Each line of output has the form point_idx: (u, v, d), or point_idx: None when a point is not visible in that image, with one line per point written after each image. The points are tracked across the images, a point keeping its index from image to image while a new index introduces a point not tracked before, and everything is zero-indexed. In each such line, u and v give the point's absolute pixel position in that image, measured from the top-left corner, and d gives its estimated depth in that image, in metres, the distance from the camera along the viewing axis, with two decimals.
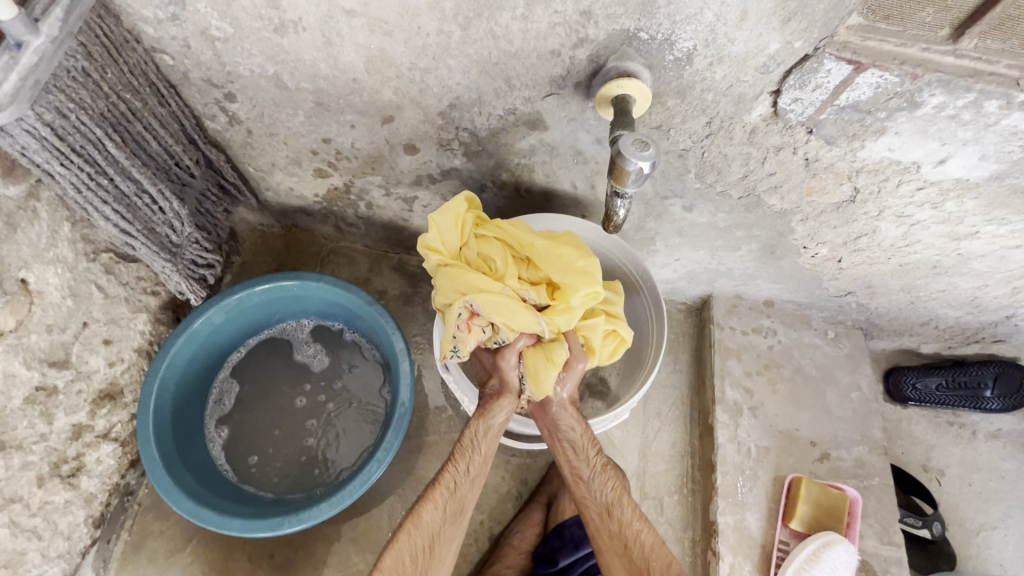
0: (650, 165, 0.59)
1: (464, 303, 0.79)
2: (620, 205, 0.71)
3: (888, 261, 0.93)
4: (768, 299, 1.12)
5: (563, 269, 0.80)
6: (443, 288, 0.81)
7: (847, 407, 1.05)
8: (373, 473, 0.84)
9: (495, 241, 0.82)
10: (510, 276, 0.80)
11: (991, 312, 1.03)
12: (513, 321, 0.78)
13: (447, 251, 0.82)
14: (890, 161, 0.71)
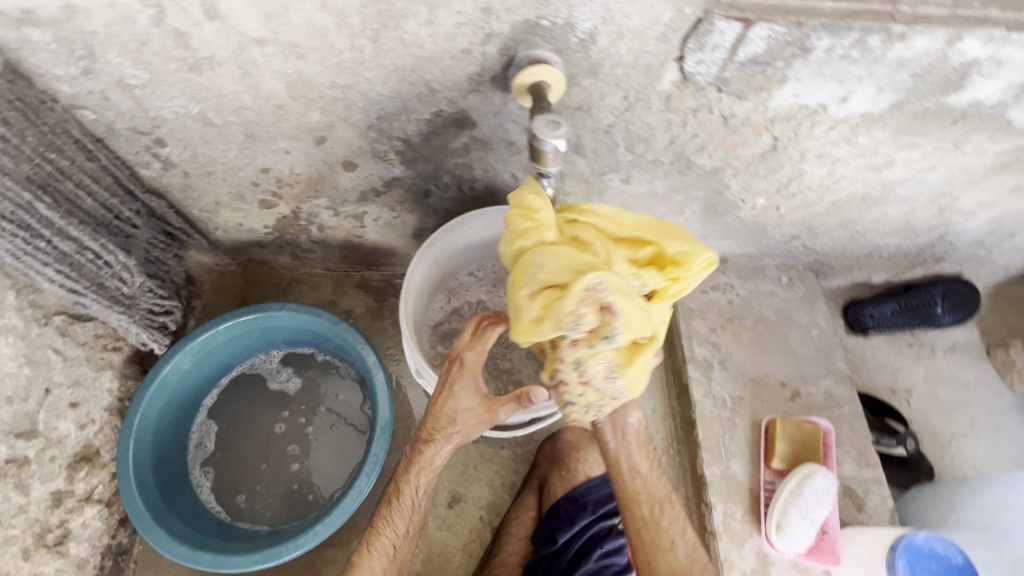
0: (563, 143, 0.61)
1: (586, 284, 0.62)
2: (546, 185, 0.73)
3: (821, 201, 0.98)
4: (721, 256, 1.16)
5: (673, 243, 0.68)
6: (543, 276, 0.65)
7: (810, 345, 1.10)
8: (363, 488, 0.85)
9: (582, 223, 0.69)
10: (620, 258, 0.66)
11: (926, 233, 1.10)
12: (637, 308, 0.64)
13: (543, 233, 0.68)
14: (798, 106, 0.76)
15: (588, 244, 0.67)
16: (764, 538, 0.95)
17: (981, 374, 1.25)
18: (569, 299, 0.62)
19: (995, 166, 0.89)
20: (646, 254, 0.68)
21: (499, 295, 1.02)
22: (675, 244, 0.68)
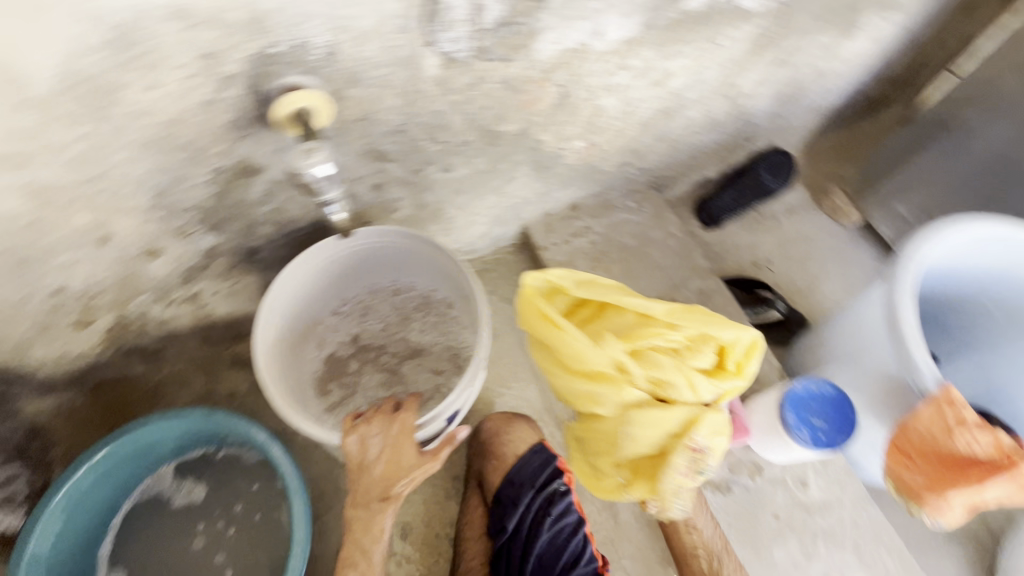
0: (327, 168, 0.69)
1: (688, 446, 0.79)
2: (333, 213, 0.83)
3: (630, 126, 1.05)
4: (570, 204, 1.21)
5: (723, 329, 0.81)
6: (640, 447, 0.81)
7: (672, 254, 1.19)
8: (297, 568, 0.81)
9: (626, 303, 0.84)
10: (688, 368, 0.80)
11: (728, 122, 1.21)
12: (715, 425, 0.80)
13: (639, 430, 0.80)
14: (564, 51, 0.79)
15: (658, 387, 0.80)
16: None
17: (816, 223, 1.42)
18: (677, 462, 0.79)
19: (752, 49, 1.00)
20: (713, 354, 0.83)
21: (370, 323, 1.01)
22: (736, 343, 0.82)
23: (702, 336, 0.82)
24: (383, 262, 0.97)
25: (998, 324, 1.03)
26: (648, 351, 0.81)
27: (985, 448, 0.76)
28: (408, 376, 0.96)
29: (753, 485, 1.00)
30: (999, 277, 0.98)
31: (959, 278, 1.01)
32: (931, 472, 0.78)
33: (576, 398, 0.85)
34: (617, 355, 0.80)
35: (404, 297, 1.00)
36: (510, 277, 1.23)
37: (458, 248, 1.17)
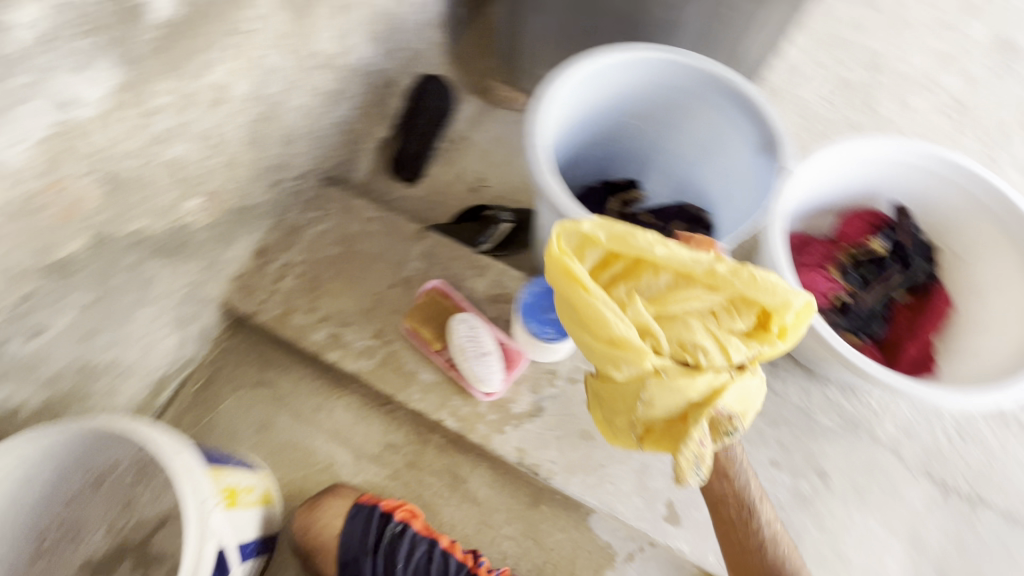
0: None
1: (657, 370, 0.68)
2: None
3: (233, 154, 0.93)
4: (253, 252, 1.09)
5: (772, 294, 0.69)
6: (659, 414, 0.70)
7: (380, 236, 1.13)
8: None
9: (671, 304, 0.72)
10: (721, 353, 0.70)
11: (346, 87, 1.15)
12: (677, 334, 0.71)
13: (598, 336, 0.70)
14: (44, 143, 0.65)
15: (677, 344, 0.71)
16: (483, 398, 0.98)
17: (499, 123, 1.46)
18: (694, 431, 0.68)
19: (293, 13, 0.91)
20: (753, 314, 0.72)
21: (94, 530, 0.84)
22: (786, 308, 0.70)
23: (745, 298, 0.72)
24: (47, 473, 0.76)
25: (653, 133, 1.14)
26: (679, 316, 0.73)
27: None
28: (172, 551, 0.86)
29: (558, 391, 0.99)
30: (622, 96, 1.05)
31: (598, 113, 1.08)
32: None
33: (565, 323, 0.75)
34: (642, 319, 0.71)
35: (110, 481, 0.82)
36: (247, 356, 1.10)
37: (163, 370, 1.01)
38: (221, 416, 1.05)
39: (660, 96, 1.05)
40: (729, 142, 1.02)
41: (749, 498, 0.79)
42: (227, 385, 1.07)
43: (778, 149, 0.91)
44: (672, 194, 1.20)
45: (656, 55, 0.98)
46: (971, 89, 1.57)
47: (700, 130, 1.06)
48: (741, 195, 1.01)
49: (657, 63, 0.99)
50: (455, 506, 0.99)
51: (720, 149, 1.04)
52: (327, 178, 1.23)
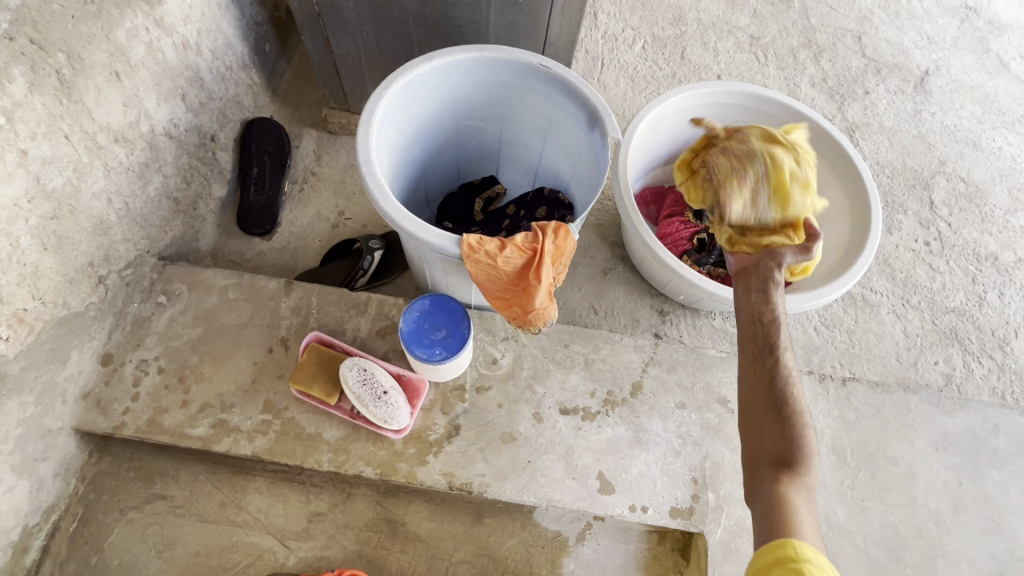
0: None
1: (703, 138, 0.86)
2: None
3: (29, 264, 0.82)
4: (97, 361, 0.97)
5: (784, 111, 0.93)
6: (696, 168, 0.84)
7: (242, 302, 1.05)
8: None
9: None
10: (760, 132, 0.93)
11: (156, 155, 1.05)
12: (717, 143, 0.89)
13: None
14: None
15: None
16: (395, 436, 0.94)
17: (345, 151, 1.41)
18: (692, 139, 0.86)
19: (54, 94, 0.80)
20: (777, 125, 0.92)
21: None
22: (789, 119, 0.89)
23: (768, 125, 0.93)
24: None
25: (491, 128, 1.15)
26: None
27: (529, 245, 0.85)
28: None
29: (469, 405, 0.98)
30: (449, 100, 1.05)
31: (432, 121, 1.08)
32: (519, 296, 0.86)
33: None
34: None
35: None
36: (126, 476, 0.97)
37: (22, 527, 0.87)
38: (111, 551, 0.92)
39: (485, 92, 1.06)
40: (562, 124, 1.05)
41: (776, 335, 0.69)
42: (110, 514, 0.95)
43: (602, 122, 0.94)
44: (528, 180, 1.23)
45: (468, 55, 0.98)
46: (760, 23, 1.76)
47: (533, 117, 1.09)
48: (585, 172, 1.04)
49: (471, 63, 1.00)
50: (400, 552, 0.95)
51: (555, 131, 1.08)
52: (167, 256, 1.11)
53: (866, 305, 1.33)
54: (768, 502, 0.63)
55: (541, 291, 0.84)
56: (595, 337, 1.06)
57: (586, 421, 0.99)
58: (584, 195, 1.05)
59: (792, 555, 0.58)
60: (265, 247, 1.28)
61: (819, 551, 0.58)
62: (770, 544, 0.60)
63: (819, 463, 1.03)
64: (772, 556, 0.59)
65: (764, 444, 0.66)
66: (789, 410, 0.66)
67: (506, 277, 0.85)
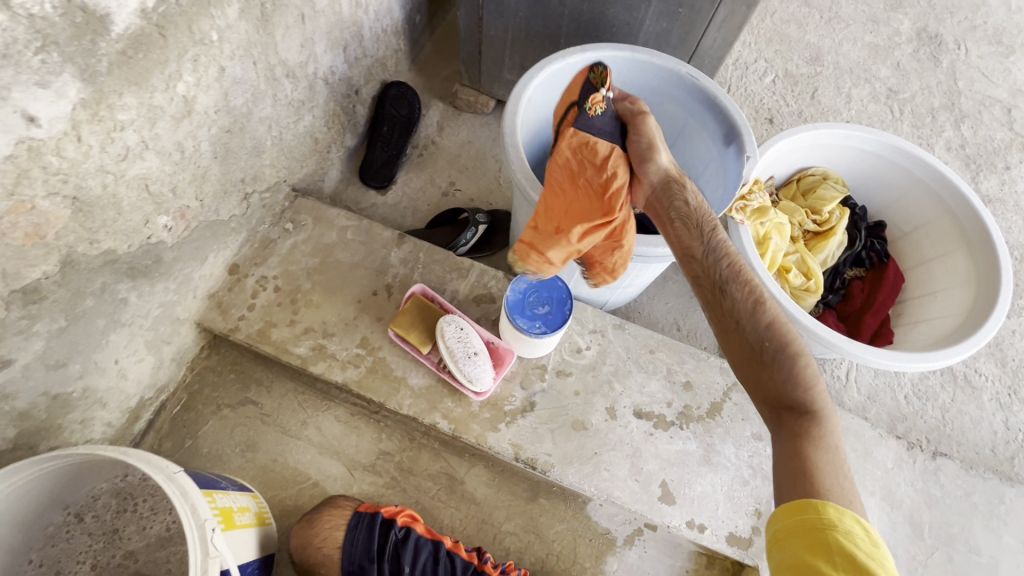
0: None
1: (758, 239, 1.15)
2: None
3: (201, 167, 0.90)
4: (226, 268, 1.06)
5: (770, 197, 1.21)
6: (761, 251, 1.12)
7: (357, 244, 1.12)
8: None
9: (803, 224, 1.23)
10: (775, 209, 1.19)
11: (313, 96, 1.14)
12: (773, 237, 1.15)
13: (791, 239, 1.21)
14: (7, 165, 0.61)
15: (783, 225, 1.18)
16: (474, 397, 0.98)
17: (465, 127, 1.47)
18: (761, 231, 1.15)
19: (256, 22, 0.89)
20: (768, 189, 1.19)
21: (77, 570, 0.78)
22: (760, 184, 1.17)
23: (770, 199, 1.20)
24: (25, 509, 0.73)
25: None
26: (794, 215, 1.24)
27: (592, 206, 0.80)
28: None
29: (547, 385, 1.01)
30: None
31: None
32: (545, 230, 0.80)
33: (798, 249, 1.19)
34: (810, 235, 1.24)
35: (93, 515, 0.79)
36: (227, 377, 1.06)
37: (139, 397, 0.96)
38: (203, 439, 1.01)
39: (624, 92, 1.09)
40: (694, 135, 1.06)
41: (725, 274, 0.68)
42: (208, 407, 1.04)
43: (742, 140, 0.94)
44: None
45: (620, 53, 1.01)
46: (902, 77, 1.70)
47: (665, 124, 1.10)
48: (708, 186, 1.04)
49: (620, 61, 1.03)
50: (454, 508, 0.99)
51: (684, 142, 1.09)
52: (298, 189, 1.21)
53: (968, 386, 1.25)
54: (788, 457, 0.62)
55: (560, 244, 0.78)
56: (681, 350, 1.07)
57: (659, 428, 0.99)
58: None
59: (817, 520, 0.57)
60: (379, 200, 1.36)
61: (845, 512, 0.57)
62: (792, 507, 0.60)
63: (892, 530, 0.98)
64: (797, 521, 0.58)
65: (762, 393, 0.66)
66: (775, 353, 0.64)
67: (562, 204, 0.80)
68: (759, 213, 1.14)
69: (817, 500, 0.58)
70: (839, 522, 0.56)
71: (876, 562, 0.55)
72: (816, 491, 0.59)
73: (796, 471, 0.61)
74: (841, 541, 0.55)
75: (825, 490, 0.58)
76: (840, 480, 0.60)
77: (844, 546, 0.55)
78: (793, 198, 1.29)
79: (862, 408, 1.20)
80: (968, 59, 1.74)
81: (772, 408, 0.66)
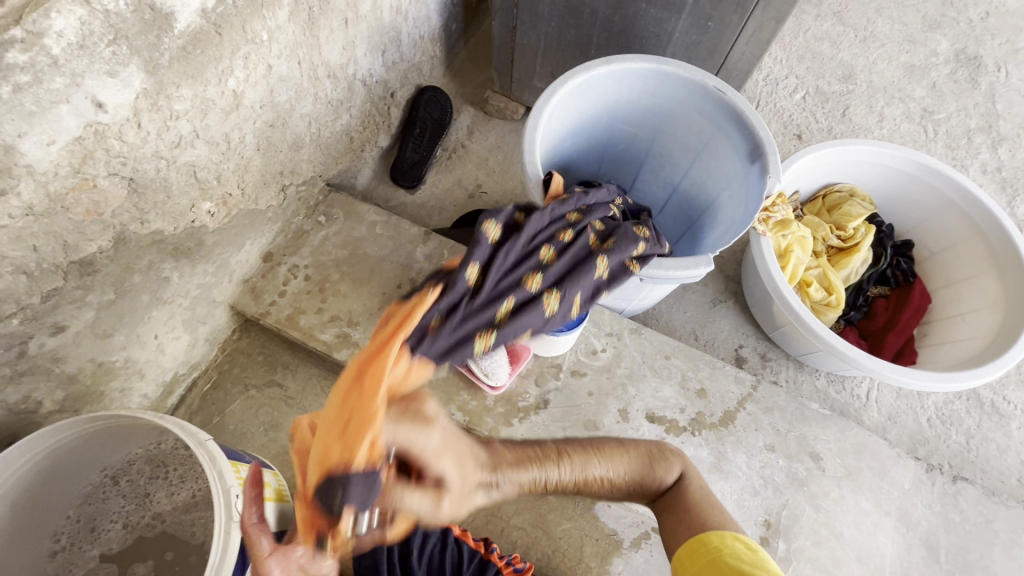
0: None
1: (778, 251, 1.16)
2: None
3: (245, 158, 0.96)
4: (261, 256, 1.12)
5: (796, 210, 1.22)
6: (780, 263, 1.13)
7: (385, 239, 1.17)
8: None
9: (828, 239, 1.23)
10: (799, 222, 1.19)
11: (351, 96, 1.19)
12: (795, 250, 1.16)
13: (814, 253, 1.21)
14: (74, 146, 0.66)
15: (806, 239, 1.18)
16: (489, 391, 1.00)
17: (494, 132, 1.52)
18: (782, 243, 1.15)
19: (303, 25, 0.95)
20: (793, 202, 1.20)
21: (110, 528, 0.83)
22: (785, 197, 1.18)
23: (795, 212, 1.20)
24: (67, 466, 0.78)
25: (642, 136, 1.20)
26: (819, 230, 1.23)
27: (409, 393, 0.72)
28: (179, 541, 0.84)
29: (561, 384, 1.03)
30: (614, 102, 1.11)
31: (591, 120, 1.14)
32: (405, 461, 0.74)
33: (819, 264, 1.19)
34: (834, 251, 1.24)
35: (126, 479, 0.84)
36: (255, 359, 1.11)
37: (173, 372, 1.01)
38: (230, 416, 1.06)
39: (649, 102, 1.11)
40: (718, 147, 1.08)
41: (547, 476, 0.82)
42: (236, 386, 1.09)
43: (766, 157, 0.96)
44: (662, 194, 1.27)
45: (646, 64, 1.04)
46: (937, 98, 1.67)
47: (690, 135, 1.12)
48: (730, 201, 1.06)
49: (646, 73, 1.05)
50: None
51: (708, 154, 1.11)
52: (331, 185, 1.26)
53: (995, 413, 1.22)
54: (666, 519, 0.83)
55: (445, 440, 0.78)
56: (697, 357, 1.07)
57: (671, 433, 1.00)
58: (723, 223, 1.07)
59: (704, 547, 0.76)
60: (407, 199, 1.41)
61: (724, 535, 0.76)
62: (684, 546, 0.78)
63: (906, 553, 0.96)
64: (685, 556, 0.77)
65: (645, 490, 0.86)
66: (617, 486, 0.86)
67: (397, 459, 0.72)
68: (782, 226, 1.15)
69: (703, 534, 0.78)
70: (723, 545, 0.75)
71: (760, 567, 0.72)
72: (701, 530, 0.78)
73: (687, 526, 0.80)
74: (732, 560, 0.73)
75: (706, 525, 0.78)
76: (716, 516, 0.81)
77: (737, 564, 0.72)
78: (818, 213, 1.29)
79: (882, 428, 1.18)
80: (1008, 82, 1.71)
81: (650, 498, 0.87)
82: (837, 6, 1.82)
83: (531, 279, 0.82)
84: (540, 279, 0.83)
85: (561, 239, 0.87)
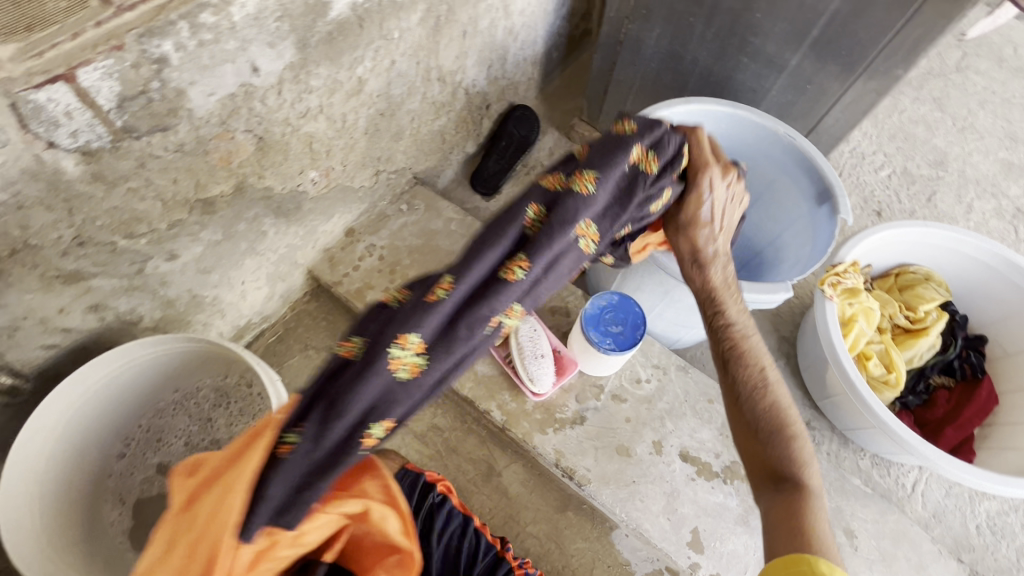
0: None
1: (843, 319, 1.14)
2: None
3: (353, 139, 1.05)
4: (344, 230, 1.20)
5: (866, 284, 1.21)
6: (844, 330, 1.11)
7: (458, 235, 1.24)
8: None
9: (894, 318, 1.21)
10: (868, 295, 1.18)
11: (451, 101, 1.27)
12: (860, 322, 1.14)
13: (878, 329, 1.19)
14: (227, 100, 0.76)
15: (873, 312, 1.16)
16: (531, 397, 1.03)
17: None
18: (848, 312, 1.14)
19: (429, 30, 1.05)
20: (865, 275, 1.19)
21: (172, 443, 0.91)
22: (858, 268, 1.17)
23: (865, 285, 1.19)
24: (149, 381, 0.87)
25: None
26: (887, 309, 1.21)
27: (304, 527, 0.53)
28: None
29: (601, 405, 1.04)
30: None
31: None
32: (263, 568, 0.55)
33: (882, 340, 1.17)
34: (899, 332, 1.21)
35: (194, 402, 0.92)
36: (320, 324, 1.19)
37: (248, 319, 1.10)
38: (287, 371, 1.14)
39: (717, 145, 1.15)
40: (783, 190, 1.11)
41: (750, 389, 0.74)
42: (298, 344, 1.17)
43: (836, 200, 0.99)
44: None
45: (722, 108, 1.08)
46: None
47: (754, 179, 1.15)
48: (794, 242, 1.09)
49: (719, 115, 1.09)
50: (486, 496, 1.03)
51: (771, 197, 1.13)
52: (418, 178, 1.35)
53: None
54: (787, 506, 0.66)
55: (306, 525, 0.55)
56: None
57: (701, 475, 1.00)
58: (787, 263, 1.09)
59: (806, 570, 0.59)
60: (482, 205, 1.48)
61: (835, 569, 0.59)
62: (786, 559, 0.62)
63: None
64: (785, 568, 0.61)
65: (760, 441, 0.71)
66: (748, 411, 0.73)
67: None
68: (850, 294, 1.14)
69: (809, 556, 0.61)
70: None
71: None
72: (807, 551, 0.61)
73: (789, 523, 0.65)
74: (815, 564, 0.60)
75: (817, 550, 0.61)
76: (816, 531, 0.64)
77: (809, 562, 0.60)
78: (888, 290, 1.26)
79: (925, 523, 1.13)
80: None
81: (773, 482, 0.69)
82: (937, 92, 1.81)
83: (440, 290, 0.53)
84: (530, 254, 0.56)
85: (494, 225, 0.58)
